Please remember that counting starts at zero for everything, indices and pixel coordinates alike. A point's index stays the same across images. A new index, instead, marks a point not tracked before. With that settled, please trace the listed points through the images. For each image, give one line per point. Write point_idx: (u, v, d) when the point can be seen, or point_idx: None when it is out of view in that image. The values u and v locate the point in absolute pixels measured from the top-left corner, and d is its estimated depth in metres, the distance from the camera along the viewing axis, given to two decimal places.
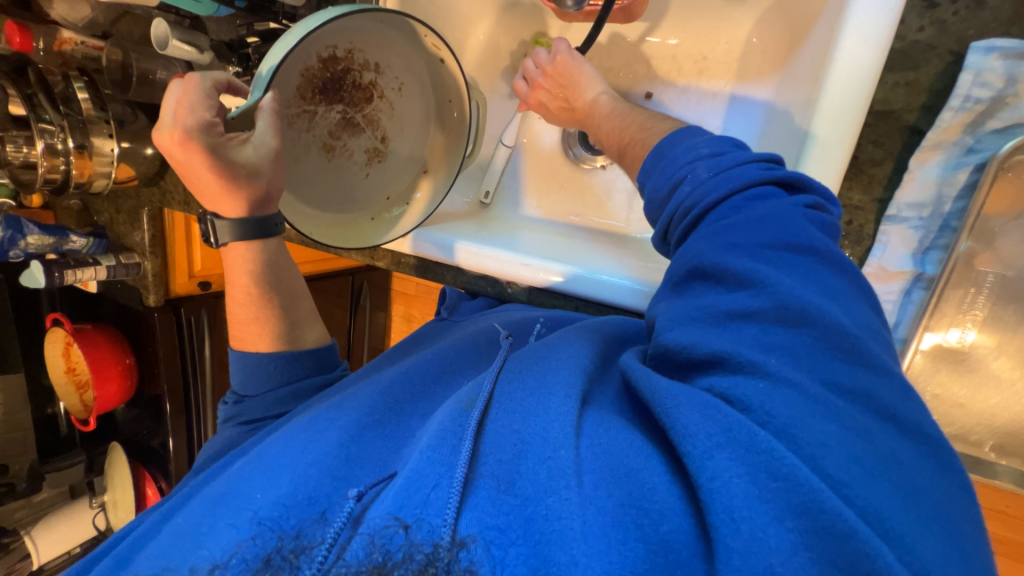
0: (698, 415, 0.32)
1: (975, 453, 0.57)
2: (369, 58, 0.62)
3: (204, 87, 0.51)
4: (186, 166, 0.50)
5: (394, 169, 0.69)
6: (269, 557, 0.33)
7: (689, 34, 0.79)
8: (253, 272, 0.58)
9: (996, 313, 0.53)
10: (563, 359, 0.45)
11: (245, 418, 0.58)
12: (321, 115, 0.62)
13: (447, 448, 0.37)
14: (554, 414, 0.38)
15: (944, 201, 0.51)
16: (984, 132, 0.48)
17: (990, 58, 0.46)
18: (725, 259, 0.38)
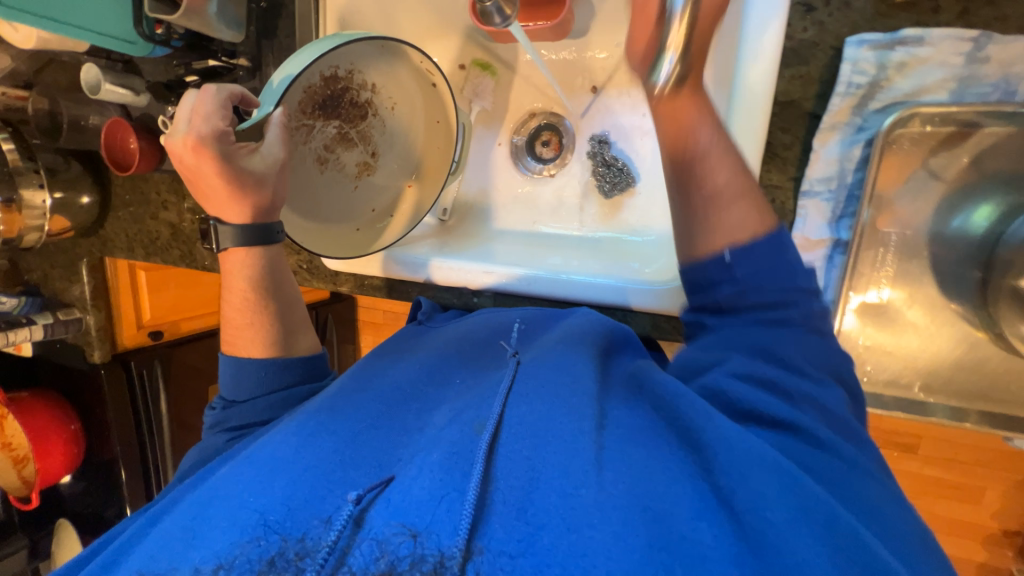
0: (776, 484, 0.35)
1: (907, 395, 0.61)
2: (367, 78, 0.61)
3: (219, 96, 0.49)
4: (195, 171, 0.49)
5: (385, 184, 0.67)
6: (274, 558, 0.35)
7: (615, 48, 0.85)
8: (252, 277, 0.54)
9: (903, 267, 0.60)
10: (574, 375, 0.46)
11: (230, 427, 0.52)
12: (318, 129, 0.60)
13: (459, 470, 0.38)
14: (578, 446, 0.39)
15: (847, 174, 0.57)
16: (868, 112, 0.55)
17: (862, 50, 0.54)
18: (796, 354, 0.44)
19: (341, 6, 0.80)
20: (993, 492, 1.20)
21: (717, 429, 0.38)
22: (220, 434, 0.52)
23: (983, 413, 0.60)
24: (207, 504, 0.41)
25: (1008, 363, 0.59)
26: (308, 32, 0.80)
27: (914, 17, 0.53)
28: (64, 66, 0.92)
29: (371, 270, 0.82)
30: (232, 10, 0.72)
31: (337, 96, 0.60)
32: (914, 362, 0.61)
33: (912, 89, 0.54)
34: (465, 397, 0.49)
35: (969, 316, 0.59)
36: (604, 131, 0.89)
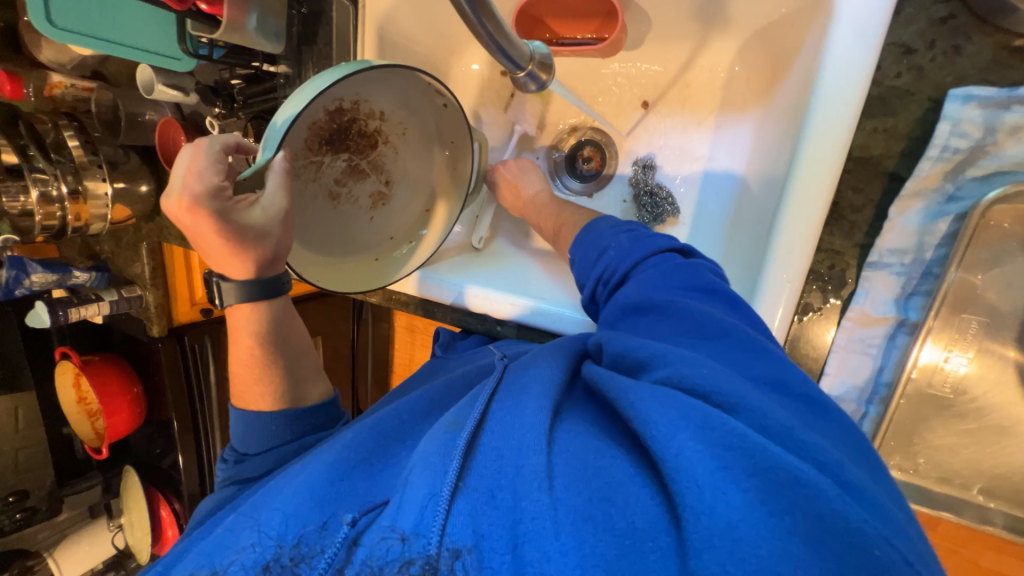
0: (658, 405, 0.37)
1: (962, 496, 0.55)
2: (374, 107, 0.59)
3: (214, 150, 0.49)
4: (194, 230, 0.48)
5: (400, 211, 0.66)
6: (269, 564, 0.38)
7: (672, 61, 0.78)
8: (258, 334, 0.56)
9: (981, 356, 0.52)
10: (539, 376, 0.46)
11: (242, 480, 0.56)
12: (327, 164, 0.59)
13: (434, 467, 0.40)
14: (528, 422, 0.40)
15: (926, 249, 0.50)
16: (964, 179, 0.47)
17: (968, 107, 0.45)
18: (661, 299, 0.47)
19: (380, 13, 0.76)
20: None
21: (634, 396, 0.39)
22: (229, 485, 0.56)
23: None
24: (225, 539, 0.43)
25: None
26: (347, 38, 0.78)
27: None
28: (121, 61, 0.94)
29: (397, 288, 0.82)
30: (271, 21, 0.70)
31: (343, 129, 0.58)
32: (977, 460, 0.54)
33: None
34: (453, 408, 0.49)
35: None
36: (650, 155, 0.82)
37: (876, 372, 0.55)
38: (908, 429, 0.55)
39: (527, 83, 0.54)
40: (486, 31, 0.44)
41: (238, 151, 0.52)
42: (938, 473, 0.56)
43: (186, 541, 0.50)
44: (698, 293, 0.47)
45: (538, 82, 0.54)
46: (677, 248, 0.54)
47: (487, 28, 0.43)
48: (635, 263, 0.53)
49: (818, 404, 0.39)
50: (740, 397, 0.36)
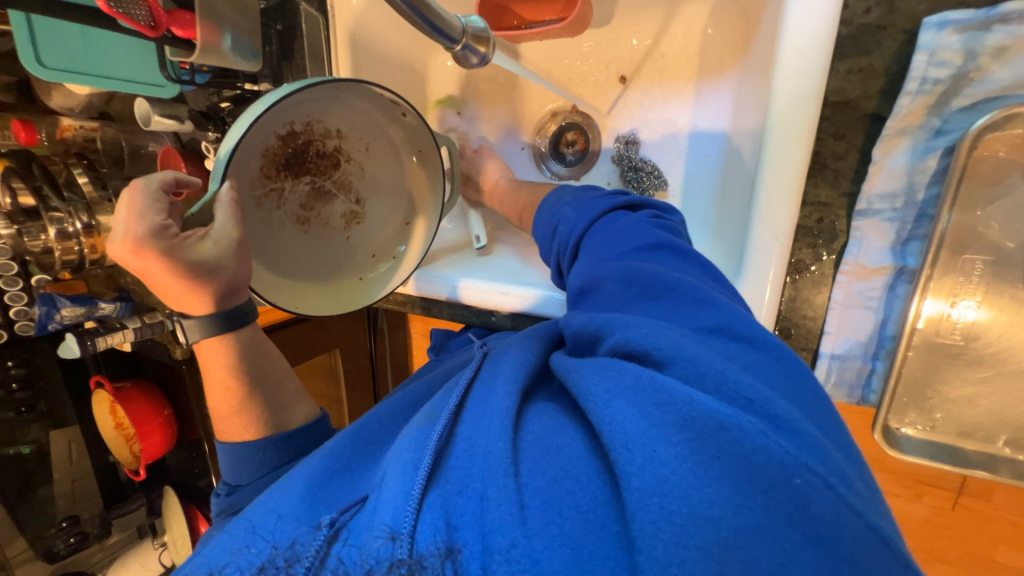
0: (602, 377, 0.35)
1: (987, 450, 0.52)
2: (329, 126, 0.61)
3: (152, 190, 0.51)
4: (143, 272, 0.49)
5: (376, 226, 0.68)
6: (264, 566, 0.36)
7: (645, 32, 0.76)
8: (232, 366, 0.56)
9: (992, 300, 0.49)
10: (507, 363, 0.43)
11: (237, 511, 0.55)
12: (290, 190, 0.61)
13: (408, 460, 0.36)
14: (494, 407, 0.37)
15: (917, 189, 0.47)
16: (949, 112, 0.45)
17: (944, 34, 0.43)
18: (605, 265, 0.45)
19: (350, 21, 0.77)
20: None
21: (583, 372, 0.37)
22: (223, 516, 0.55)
23: None
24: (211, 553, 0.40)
25: None
26: (320, 51, 0.80)
27: None
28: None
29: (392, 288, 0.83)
30: (246, 41, 0.73)
31: (301, 155, 0.60)
32: (1001, 411, 0.51)
33: (1013, 81, 0.42)
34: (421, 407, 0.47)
35: None
36: (632, 130, 0.80)
37: (881, 325, 0.52)
38: (921, 384, 0.52)
39: (468, 56, 0.53)
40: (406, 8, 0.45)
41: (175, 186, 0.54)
42: (958, 428, 0.53)
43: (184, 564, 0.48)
44: (634, 248, 0.46)
45: (477, 54, 0.54)
46: (626, 203, 0.53)
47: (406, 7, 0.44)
48: (589, 224, 0.53)
49: (771, 351, 0.36)
50: (688, 356, 0.34)
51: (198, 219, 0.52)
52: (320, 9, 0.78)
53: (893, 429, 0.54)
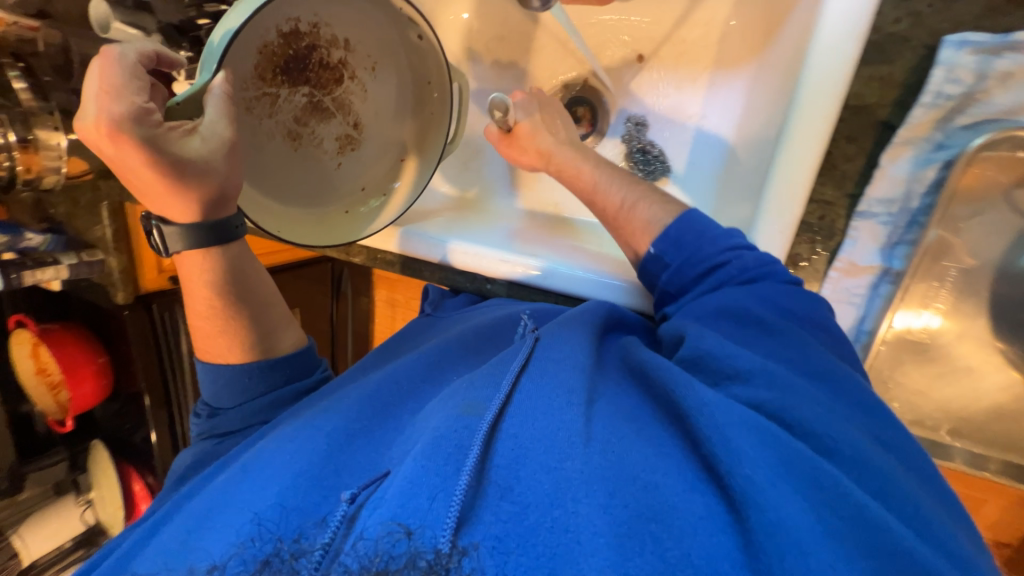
0: (752, 438, 0.34)
1: (931, 436, 0.58)
2: (337, 34, 0.56)
3: (130, 65, 0.42)
4: (118, 163, 0.42)
5: (371, 157, 0.64)
6: (268, 559, 0.34)
7: (667, 15, 0.76)
8: (213, 282, 0.52)
9: (957, 304, 0.54)
10: (564, 357, 0.44)
11: (222, 432, 0.56)
12: (285, 98, 0.55)
13: (443, 458, 0.36)
14: (560, 421, 0.38)
15: (912, 198, 0.51)
16: (953, 128, 0.49)
17: (962, 53, 0.46)
18: (751, 304, 0.46)
19: None
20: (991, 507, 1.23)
21: (710, 419, 0.36)
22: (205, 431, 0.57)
23: (1004, 461, 0.57)
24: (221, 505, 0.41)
25: None
26: None
27: None
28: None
29: (383, 246, 0.79)
30: None
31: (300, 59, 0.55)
32: (947, 402, 0.57)
33: (1012, 106, 0.46)
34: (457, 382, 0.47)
35: (1015, 360, 0.54)
36: (643, 112, 0.81)
37: (859, 321, 0.57)
38: (885, 374, 0.58)
39: None
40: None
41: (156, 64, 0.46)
42: (912, 416, 0.59)
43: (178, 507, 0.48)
44: (792, 314, 0.45)
45: None
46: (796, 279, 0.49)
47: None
48: (757, 279, 0.49)
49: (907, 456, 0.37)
50: (851, 448, 0.35)
51: (184, 113, 0.44)
52: None
53: None
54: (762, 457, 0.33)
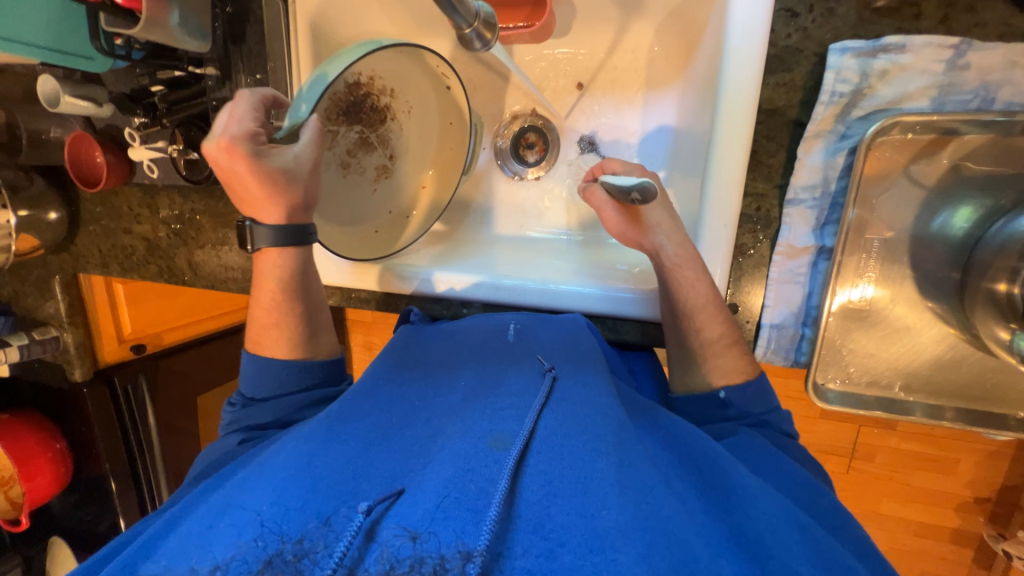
0: (786, 528, 0.44)
1: (887, 395, 0.62)
2: (386, 85, 0.71)
3: (253, 101, 0.58)
4: (230, 172, 0.55)
5: (401, 182, 0.78)
6: (269, 560, 0.36)
7: (598, 46, 0.83)
8: (281, 277, 0.63)
9: (887, 270, 0.60)
10: (603, 403, 0.52)
11: (250, 422, 0.63)
12: (343, 135, 0.70)
13: (482, 481, 0.41)
14: (600, 470, 0.43)
15: (831, 182, 0.58)
16: (851, 120, 0.56)
17: (846, 58, 0.54)
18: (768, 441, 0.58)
19: (312, 9, 0.76)
20: (966, 462, 1.31)
21: (744, 503, 0.47)
22: (238, 421, 0.64)
23: (959, 410, 0.61)
24: (228, 502, 0.44)
25: (985, 361, 0.60)
26: (277, 35, 0.77)
27: (896, 23, 0.53)
28: (34, 77, 0.90)
29: (357, 285, 0.81)
30: (195, 18, 0.67)
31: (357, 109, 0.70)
32: (896, 361, 0.62)
33: (895, 97, 0.54)
34: (476, 406, 0.52)
35: (943, 315, 0.60)
36: (590, 133, 0.87)
37: (807, 297, 0.62)
38: (837, 343, 0.63)
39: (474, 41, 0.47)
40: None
41: (273, 105, 0.62)
42: (868, 378, 0.63)
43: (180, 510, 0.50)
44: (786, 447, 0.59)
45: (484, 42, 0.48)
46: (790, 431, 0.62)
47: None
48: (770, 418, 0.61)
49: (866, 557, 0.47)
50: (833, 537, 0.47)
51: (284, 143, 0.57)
52: None
53: (820, 384, 0.64)
54: (786, 539, 0.43)
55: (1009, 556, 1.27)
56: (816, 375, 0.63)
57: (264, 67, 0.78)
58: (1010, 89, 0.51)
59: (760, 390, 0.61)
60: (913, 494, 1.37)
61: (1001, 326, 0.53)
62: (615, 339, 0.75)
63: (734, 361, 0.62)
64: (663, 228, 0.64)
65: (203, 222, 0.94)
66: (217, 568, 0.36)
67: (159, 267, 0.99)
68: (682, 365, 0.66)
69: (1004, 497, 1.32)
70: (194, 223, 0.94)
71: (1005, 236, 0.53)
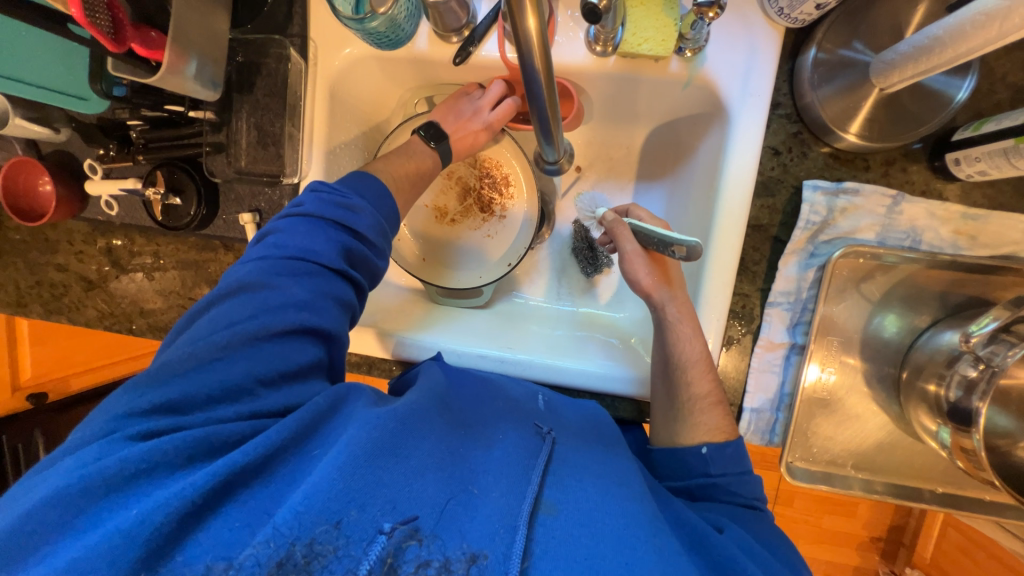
0: None
1: (840, 471, 0.72)
2: (503, 209, 0.87)
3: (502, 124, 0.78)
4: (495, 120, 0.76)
5: (435, 233, 0.89)
6: (283, 562, 0.39)
7: (600, 137, 0.89)
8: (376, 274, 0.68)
9: (844, 368, 0.71)
10: (627, 473, 0.57)
11: (317, 218, 0.59)
12: (471, 177, 0.88)
13: (507, 538, 0.45)
14: (625, 538, 0.47)
15: (802, 291, 0.69)
16: (819, 243, 0.68)
17: (817, 193, 0.66)
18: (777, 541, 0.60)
19: (332, 73, 0.73)
20: (865, 506, 1.51)
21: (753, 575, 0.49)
22: (334, 215, 0.59)
23: (889, 484, 0.73)
24: (269, 483, 0.45)
25: (910, 444, 0.72)
26: (287, 90, 0.74)
27: (852, 171, 0.67)
28: None
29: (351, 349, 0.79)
30: (211, 70, 0.64)
31: (486, 199, 0.89)
32: (847, 443, 0.73)
33: (850, 228, 0.66)
34: (526, 452, 0.55)
35: (886, 405, 0.71)
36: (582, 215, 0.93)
37: (781, 385, 0.71)
38: (803, 425, 0.72)
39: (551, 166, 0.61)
40: (556, 114, 0.46)
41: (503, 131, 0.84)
42: (824, 456, 0.73)
43: (225, 425, 0.47)
44: None
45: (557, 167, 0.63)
46: None
47: (548, 116, 0.46)
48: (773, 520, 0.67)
49: None
50: None
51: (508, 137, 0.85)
52: (303, 55, 0.73)
53: (788, 462, 0.72)
54: None
55: None
56: (787, 456, 0.72)
57: (269, 120, 0.75)
58: (931, 234, 0.65)
59: (738, 450, 0.65)
60: (824, 535, 1.54)
61: (929, 417, 0.64)
62: (612, 416, 0.78)
63: (719, 421, 0.67)
64: (681, 328, 0.68)
65: (165, 267, 0.83)
66: (232, 566, 0.39)
67: (73, 313, 0.86)
68: (667, 421, 0.68)
69: (892, 536, 1.53)
70: (157, 269, 0.84)
71: (929, 346, 0.65)
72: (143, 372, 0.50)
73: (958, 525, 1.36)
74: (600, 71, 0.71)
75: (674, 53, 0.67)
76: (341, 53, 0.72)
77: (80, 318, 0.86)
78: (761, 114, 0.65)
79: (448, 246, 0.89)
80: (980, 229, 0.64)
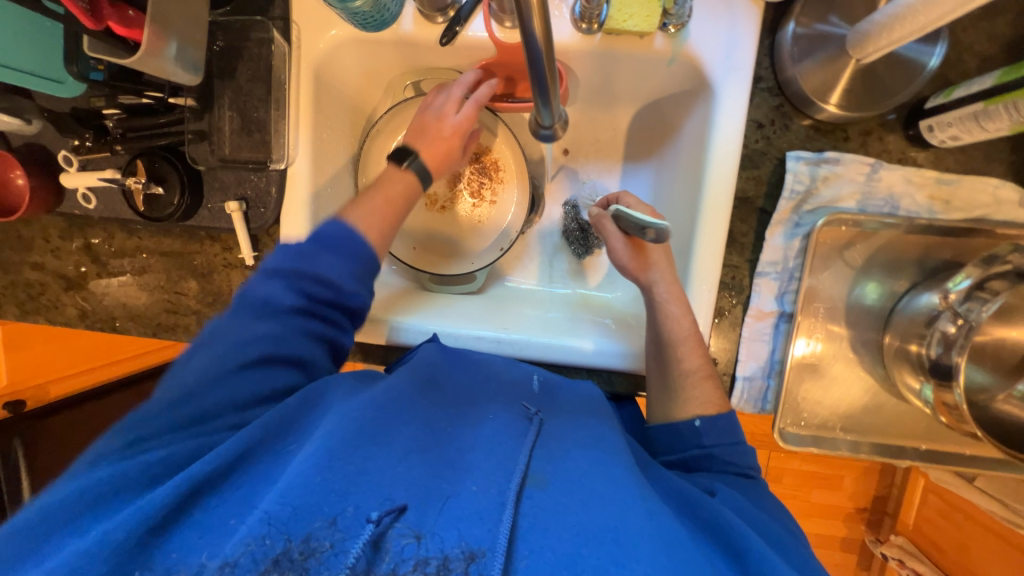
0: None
1: (830, 433, 0.75)
2: (495, 193, 0.88)
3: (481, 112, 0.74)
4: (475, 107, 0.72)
5: (425, 217, 0.89)
6: (279, 557, 0.39)
7: (587, 118, 0.90)
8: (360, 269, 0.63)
9: (830, 333, 0.73)
10: (618, 447, 0.57)
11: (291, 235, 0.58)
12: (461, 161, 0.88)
13: (499, 515, 0.44)
14: (617, 508, 0.46)
15: (789, 260, 0.71)
16: (803, 213, 0.70)
17: (800, 164, 0.68)
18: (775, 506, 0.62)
19: (316, 56, 0.72)
20: (851, 478, 1.56)
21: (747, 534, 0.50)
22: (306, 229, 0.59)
23: (876, 444, 0.76)
24: (257, 485, 0.45)
25: (894, 404, 0.75)
26: (271, 74, 0.73)
27: (832, 142, 0.69)
28: None
29: None
30: (192, 52, 0.62)
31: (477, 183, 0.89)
32: (835, 406, 0.75)
33: (833, 197, 0.69)
34: (513, 435, 0.54)
35: (871, 368, 0.74)
36: (573, 198, 0.94)
37: (772, 352, 0.73)
38: (794, 391, 0.74)
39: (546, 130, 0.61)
40: (551, 75, 0.46)
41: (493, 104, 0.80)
42: (814, 421, 0.75)
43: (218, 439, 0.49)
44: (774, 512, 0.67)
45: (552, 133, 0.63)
46: None
47: (543, 77, 0.46)
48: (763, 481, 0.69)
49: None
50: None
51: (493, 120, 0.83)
52: (286, 38, 0.72)
53: (781, 428, 0.75)
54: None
55: (884, 557, 1.51)
56: (779, 421, 0.74)
57: (254, 105, 0.73)
58: (908, 200, 0.68)
59: (730, 422, 0.67)
60: (812, 508, 1.59)
61: (913, 376, 0.67)
62: (609, 392, 0.79)
63: (709, 393, 0.69)
64: (671, 302, 0.70)
65: (149, 261, 0.81)
66: (228, 564, 0.38)
67: (52, 312, 0.83)
68: (662, 395, 0.70)
69: (876, 506, 1.58)
70: (140, 263, 0.81)
71: (909, 309, 0.68)
72: (135, 411, 0.51)
73: (939, 491, 1.41)
74: (586, 50, 0.72)
75: (658, 29, 0.68)
76: (325, 35, 0.71)
77: (60, 317, 0.83)
78: (744, 88, 0.67)
79: (440, 232, 0.89)
80: (953, 193, 0.67)
